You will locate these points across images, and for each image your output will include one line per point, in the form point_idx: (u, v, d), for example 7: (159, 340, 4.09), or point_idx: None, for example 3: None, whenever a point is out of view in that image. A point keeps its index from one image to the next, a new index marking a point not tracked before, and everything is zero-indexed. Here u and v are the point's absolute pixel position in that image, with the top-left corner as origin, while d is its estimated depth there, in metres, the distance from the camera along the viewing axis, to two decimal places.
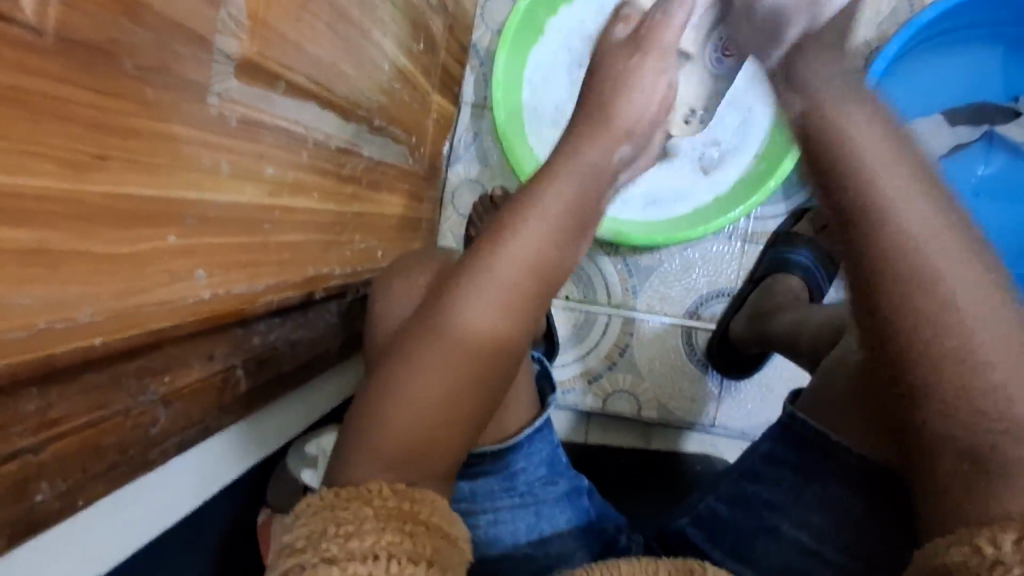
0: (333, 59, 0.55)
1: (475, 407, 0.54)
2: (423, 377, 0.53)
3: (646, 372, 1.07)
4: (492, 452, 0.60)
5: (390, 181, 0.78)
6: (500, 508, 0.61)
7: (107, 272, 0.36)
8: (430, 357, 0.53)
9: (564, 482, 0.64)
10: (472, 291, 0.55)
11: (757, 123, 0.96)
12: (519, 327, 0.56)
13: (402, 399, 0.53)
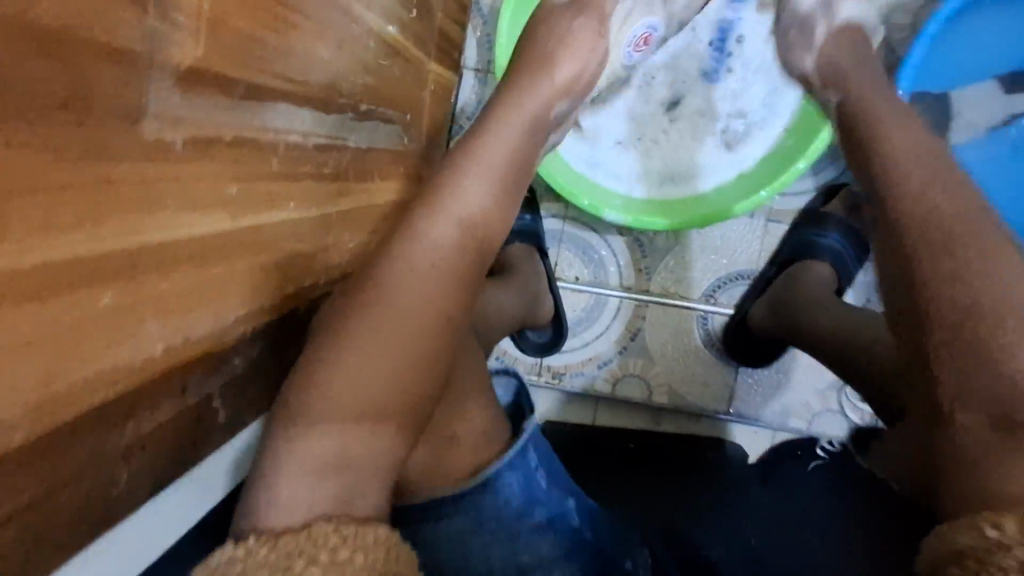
0: (306, 45, 0.47)
1: (424, 382, 0.52)
2: (365, 357, 0.50)
3: (659, 357, 1.02)
4: (459, 492, 0.56)
5: (384, 168, 0.71)
6: (473, 549, 0.57)
7: (23, 337, 0.31)
8: (373, 335, 0.51)
9: (541, 513, 0.60)
10: (410, 263, 0.54)
11: (787, 93, 0.86)
12: (458, 298, 0.55)
13: (345, 379, 0.50)
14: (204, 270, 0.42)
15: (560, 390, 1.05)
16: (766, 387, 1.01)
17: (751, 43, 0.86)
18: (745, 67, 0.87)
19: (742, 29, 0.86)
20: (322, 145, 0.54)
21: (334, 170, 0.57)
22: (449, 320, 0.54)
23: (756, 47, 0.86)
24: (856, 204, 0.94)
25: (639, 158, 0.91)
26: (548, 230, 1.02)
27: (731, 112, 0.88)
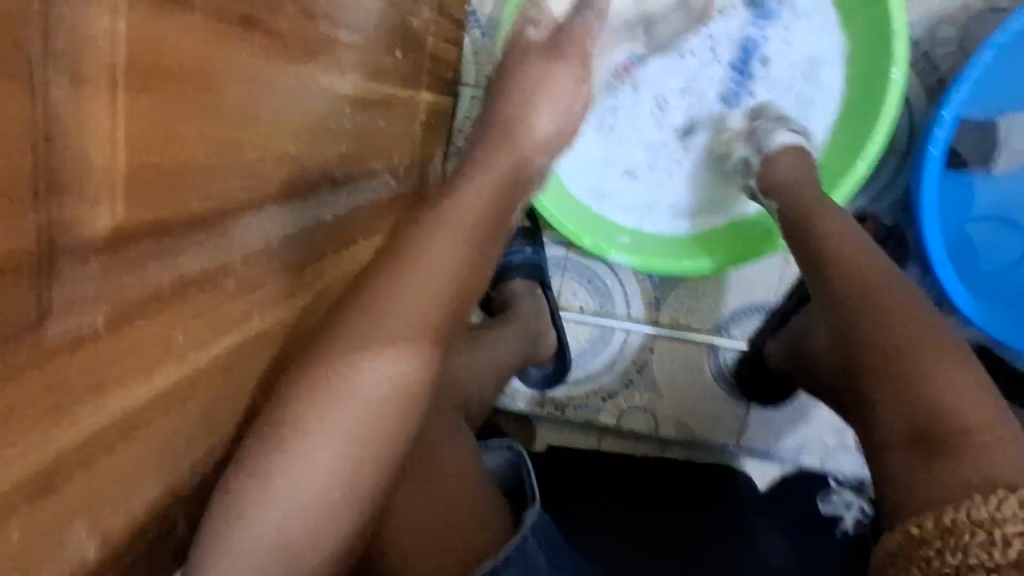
0: (266, 145, 0.40)
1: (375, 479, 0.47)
2: (319, 459, 0.45)
3: (666, 391, 0.98)
4: None
5: (365, 225, 0.64)
6: None
7: None
8: (327, 435, 0.45)
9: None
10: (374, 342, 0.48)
11: (815, 118, 0.77)
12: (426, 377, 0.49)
13: (293, 482, 0.45)
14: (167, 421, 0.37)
15: (563, 421, 1.01)
16: (776, 424, 0.97)
17: (776, 64, 0.77)
18: (770, 90, 0.78)
19: (767, 49, 0.77)
20: (291, 235, 0.48)
21: (306, 254, 0.51)
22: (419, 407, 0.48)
23: (783, 69, 0.77)
24: (885, 239, 0.87)
25: (648, 189, 0.83)
26: (551, 257, 0.96)
27: None
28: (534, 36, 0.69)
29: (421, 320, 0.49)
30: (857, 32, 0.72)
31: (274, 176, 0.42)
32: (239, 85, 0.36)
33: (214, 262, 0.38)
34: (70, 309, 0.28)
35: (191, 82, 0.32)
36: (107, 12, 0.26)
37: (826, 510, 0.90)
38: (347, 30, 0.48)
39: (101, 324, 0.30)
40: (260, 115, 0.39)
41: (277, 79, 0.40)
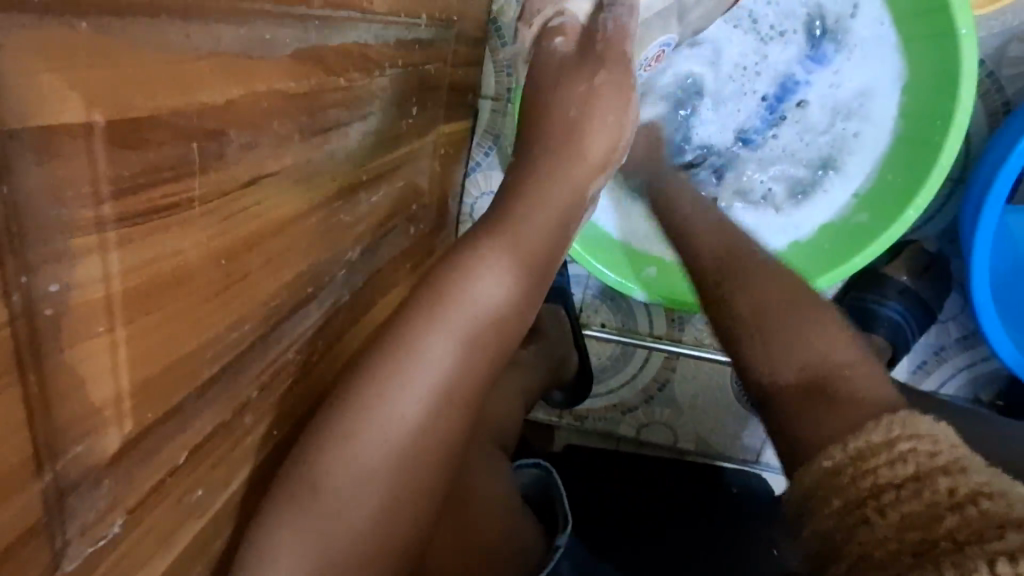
0: (277, 273, 0.38)
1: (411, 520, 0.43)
2: (354, 480, 0.41)
3: (686, 408, 0.97)
4: None
5: (385, 279, 0.62)
6: None
7: None
8: (367, 459, 0.41)
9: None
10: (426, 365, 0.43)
11: (859, 151, 0.73)
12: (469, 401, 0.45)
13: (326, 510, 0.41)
14: (193, 563, 0.38)
15: (582, 431, 1.02)
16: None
17: (815, 107, 0.74)
18: (803, 132, 0.75)
19: (807, 91, 0.74)
20: (312, 333, 0.47)
21: (326, 344, 0.50)
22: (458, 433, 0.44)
23: (821, 113, 0.74)
24: (927, 266, 0.83)
25: None
26: (574, 274, 0.94)
27: (779, 179, 0.76)
28: (563, 47, 0.57)
29: (459, 352, 0.44)
30: (915, 67, 0.67)
31: (289, 296, 0.41)
32: (248, 242, 0.34)
33: (230, 407, 0.37)
34: (87, 531, 0.28)
35: (196, 275, 0.30)
36: (101, 258, 0.24)
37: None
38: (359, 119, 0.45)
39: (120, 529, 0.30)
40: (272, 254, 0.37)
41: (287, 212, 0.37)
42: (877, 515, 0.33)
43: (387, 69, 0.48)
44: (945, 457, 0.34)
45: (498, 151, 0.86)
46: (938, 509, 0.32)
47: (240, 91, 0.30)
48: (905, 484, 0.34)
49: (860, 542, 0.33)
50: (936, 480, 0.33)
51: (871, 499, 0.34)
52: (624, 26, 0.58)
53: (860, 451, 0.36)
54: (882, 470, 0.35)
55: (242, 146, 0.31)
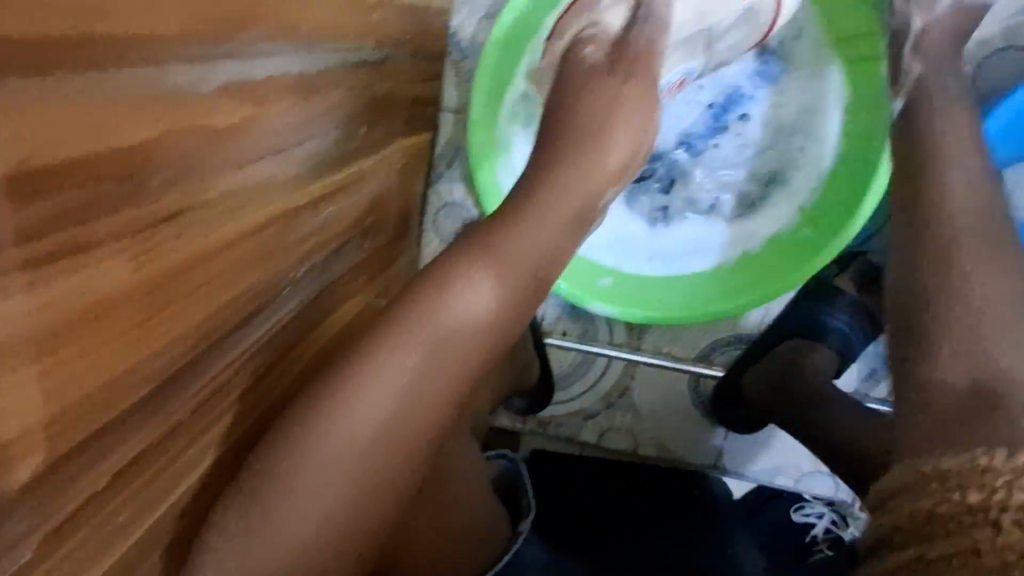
0: (212, 295, 0.39)
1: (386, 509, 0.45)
2: (329, 468, 0.42)
3: (647, 415, 0.99)
4: None
5: (344, 290, 0.63)
6: None
7: None
8: (346, 446, 0.42)
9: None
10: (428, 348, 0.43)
11: (802, 165, 0.76)
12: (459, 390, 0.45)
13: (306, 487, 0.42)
14: None
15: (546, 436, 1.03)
16: (754, 445, 0.99)
17: (756, 122, 0.76)
18: (743, 146, 0.77)
19: (750, 105, 0.76)
20: (254, 353, 0.48)
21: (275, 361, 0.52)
22: (433, 430, 0.45)
23: (761, 128, 0.76)
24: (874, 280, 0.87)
25: (622, 224, 0.82)
26: None
27: (726, 191, 0.79)
28: (593, 55, 0.58)
29: (446, 351, 0.44)
30: (854, 84, 0.71)
31: (225, 320, 0.42)
32: (173, 273, 0.35)
33: (158, 430, 0.38)
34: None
35: (108, 311, 0.31)
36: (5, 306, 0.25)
37: (798, 520, 0.95)
38: (299, 144, 0.46)
39: (32, 554, 0.31)
40: (202, 283, 0.38)
41: (216, 242, 0.38)
42: (904, 541, 0.38)
43: (331, 92, 0.49)
44: (1017, 505, 0.35)
45: (461, 163, 0.88)
46: (963, 556, 0.35)
47: (162, 131, 0.31)
48: (952, 522, 0.37)
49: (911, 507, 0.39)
50: (984, 529, 0.35)
51: (910, 525, 0.39)
52: (655, 41, 0.59)
53: (922, 480, 0.40)
54: (936, 503, 0.38)
55: (160, 184, 0.32)
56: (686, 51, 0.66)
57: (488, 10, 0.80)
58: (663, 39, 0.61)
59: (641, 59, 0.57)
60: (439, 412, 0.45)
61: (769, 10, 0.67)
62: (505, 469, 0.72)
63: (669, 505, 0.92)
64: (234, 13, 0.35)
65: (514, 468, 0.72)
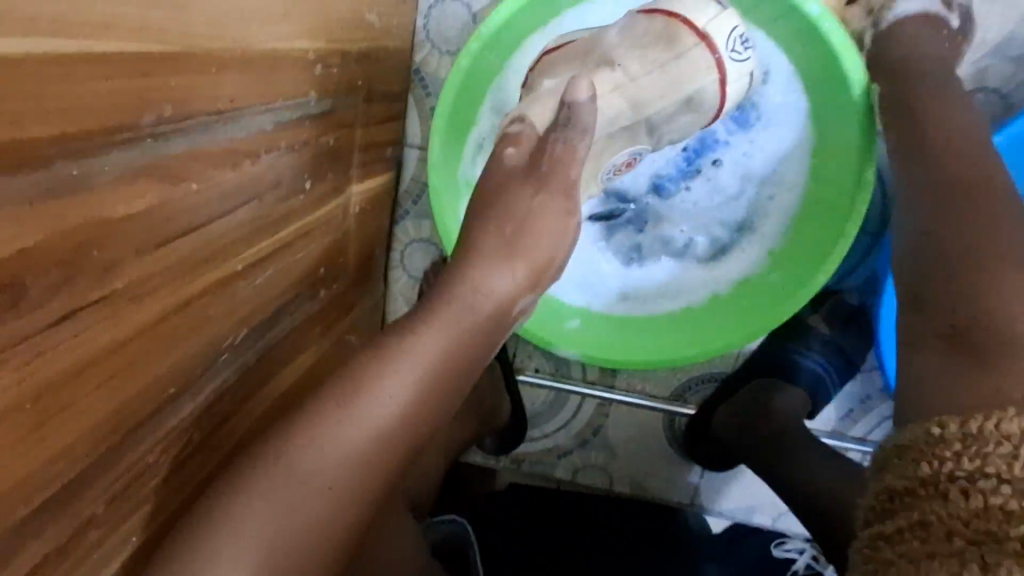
0: (126, 382, 0.38)
1: (330, 549, 0.47)
2: (283, 506, 0.45)
3: (620, 452, 0.97)
4: None
5: (290, 344, 0.62)
6: None
7: None
8: (303, 485, 0.46)
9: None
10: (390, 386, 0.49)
11: (773, 210, 0.74)
12: (418, 420, 0.50)
13: (264, 521, 0.45)
14: None
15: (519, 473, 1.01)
16: (726, 479, 0.97)
17: (727, 165, 0.74)
18: (715, 190, 0.75)
19: (722, 148, 0.74)
20: (184, 427, 0.46)
21: (209, 430, 0.50)
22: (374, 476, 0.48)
23: (733, 172, 0.74)
24: (846, 318, 0.85)
25: (591, 264, 0.79)
26: None
27: (697, 234, 0.77)
28: (514, 158, 0.55)
29: (401, 394, 0.49)
30: (826, 132, 0.70)
31: (142, 404, 0.40)
32: (71, 373, 0.33)
33: (69, 525, 0.37)
34: None
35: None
36: None
37: (777, 555, 0.91)
38: (228, 213, 0.44)
39: None
40: (110, 374, 0.36)
41: (127, 330, 0.36)
42: (878, 515, 0.44)
43: (265, 156, 0.47)
44: (963, 474, 0.40)
45: (426, 200, 0.86)
46: (918, 526, 0.41)
47: (47, 235, 0.29)
48: (912, 496, 0.42)
49: (894, 491, 0.44)
50: (937, 500, 0.41)
51: (880, 502, 0.44)
52: (574, 148, 0.54)
53: (889, 461, 0.46)
54: (899, 479, 0.44)
55: (48, 287, 0.30)
56: (625, 139, 0.63)
57: (452, 48, 0.78)
58: (585, 143, 0.54)
59: (557, 170, 0.54)
60: (384, 454, 0.49)
61: (712, 94, 0.62)
62: (453, 530, 0.79)
63: (641, 539, 0.89)
64: (136, 98, 0.33)
65: (462, 532, 0.79)
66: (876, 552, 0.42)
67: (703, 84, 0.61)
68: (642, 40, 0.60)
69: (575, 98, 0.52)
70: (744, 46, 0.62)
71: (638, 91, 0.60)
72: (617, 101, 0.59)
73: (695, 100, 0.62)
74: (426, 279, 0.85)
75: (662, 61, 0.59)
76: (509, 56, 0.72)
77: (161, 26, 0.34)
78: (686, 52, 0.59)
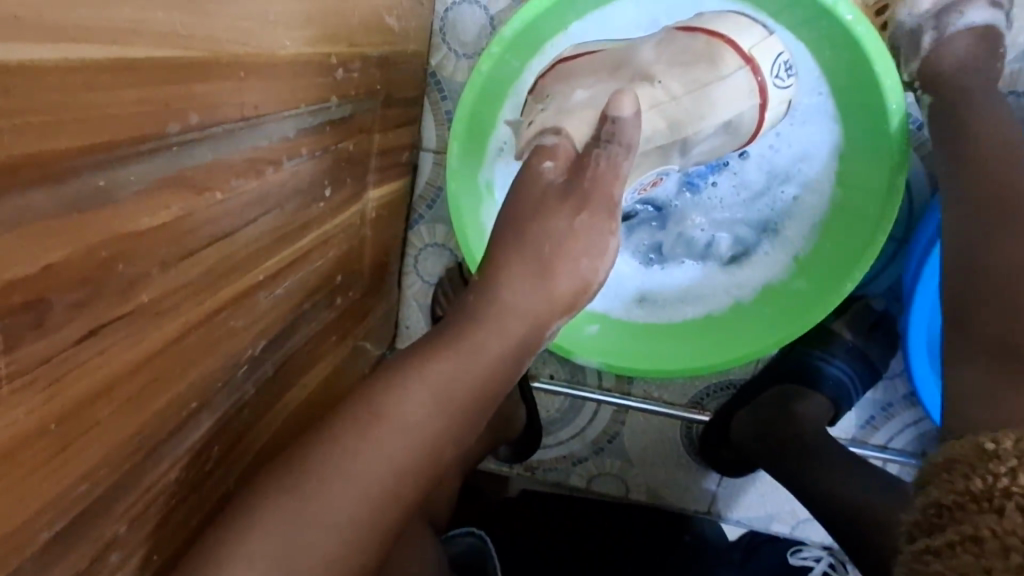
0: (150, 398, 0.36)
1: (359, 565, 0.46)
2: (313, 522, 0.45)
3: (636, 461, 0.95)
4: None
5: (307, 355, 0.61)
6: None
7: None
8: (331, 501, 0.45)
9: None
10: (414, 401, 0.48)
11: (798, 211, 0.73)
12: (445, 433, 0.49)
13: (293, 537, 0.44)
14: None
15: (533, 481, 1.00)
16: (740, 487, 0.95)
17: (753, 163, 0.73)
18: (739, 187, 0.74)
19: (749, 145, 0.72)
20: (204, 443, 0.45)
21: (227, 446, 0.48)
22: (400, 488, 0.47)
23: (758, 170, 0.73)
24: (872, 324, 0.83)
25: (613, 263, 0.78)
26: None
27: (720, 233, 0.76)
28: (551, 172, 0.52)
29: (426, 406, 0.48)
30: (855, 134, 0.69)
31: (163, 420, 0.39)
32: (94, 394, 0.31)
33: (90, 549, 0.35)
34: None
35: (18, 450, 0.28)
36: None
37: (795, 563, 0.89)
38: (249, 224, 0.43)
39: None
40: (131, 394, 0.35)
41: (152, 345, 0.35)
42: (926, 529, 0.43)
43: (287, 164, 0.46)
44: (1018, 489, 0.39)
45: (441, 205, 0.84)
46: (970, 541, 0.39)
47: (73, 250, 0.28)
48: (963, 511, 0.41)
49: (946, 501, 0.42)
50: (990, 516, 0.39)
51: (928, 517, 0.43)
52: (617, 165, 0.51)
53: (938, 478, 0.45)
54: (948, 494, 0.43)
55: (71, 306, 0.28)
56: (657, 158, 0.60)
57: (470, 51, 0.77)
58: (627, 161, 0.51)
59: (599, 187, 0.51)
60: (411, 466, 0.48)
61: (751, 118, 0.62)
62: (471, 542, 0.79)
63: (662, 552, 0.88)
64: (162, 109, 0.32)
65: (481, 543, 0.79)
66: (926, 567, 0.41)
67: (743, 109, 0.60)
68: (683, 58, 0.59)
69: (619, 114, 0.49)
70: (787, 72, 0.63)
71: (677, 109, 0.57)
72: (656, 119, 0.57)
73: (741, 120, 0.61)
74: (443, 289, 0.85)
75: (705, 82, 0.58)
76: (531, 56, 0.70)
77: (186, 33, 0.32)
78: (730, 74, 0.58)
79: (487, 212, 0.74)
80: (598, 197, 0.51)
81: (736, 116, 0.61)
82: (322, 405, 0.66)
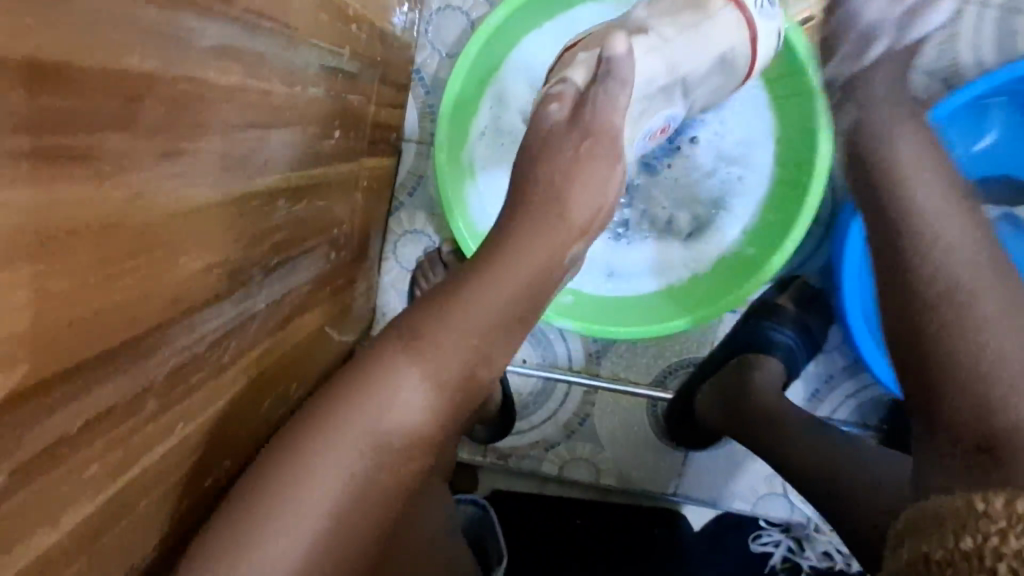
0: (195, 256, 0.40)
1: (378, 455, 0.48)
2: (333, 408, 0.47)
3: (606, 444, 0.99)
4: None
5: (306, 299, 0.64)
6: None
7: None
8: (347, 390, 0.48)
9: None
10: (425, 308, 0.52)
11: (743, 190, 0.83)
12: None
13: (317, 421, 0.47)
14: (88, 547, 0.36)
15: (507, 471, 1.02)
16: (731, 469, 1.00)
17: (702, 147, 0.83)
18: (692, 169, 0.84)
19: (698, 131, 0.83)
20: (222, 334, 0.47)
21: (241, 351, 0.51)
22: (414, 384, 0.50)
23: (707, 154, 0.84)
24: (810, 298, 0.92)
25: None
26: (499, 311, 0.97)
27: (678, 211, 0.85)
28: (557, 113, 0.58)
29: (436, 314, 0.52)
30: (787, 120, 0.80)
31: (200, 288, 0.42)
32: (158, 220, 0.35)
33: (132, 388, 0.37)
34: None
35: (111, 228, 0.31)
36: (14, 185, 0.25)
37: (756, 550, 0.97)
38: (279, 129, 0.47)
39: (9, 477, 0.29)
40: (181, 243, 0.38)
41: (201, 201, 0.39)
42: None
43: (306, 91, 0.51)
44: (1010, 550, 0.35)
45: (422, 191, 0.91)
46: None
47: (161, 72, 0.33)
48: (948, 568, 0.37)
49: (935, 553, 0.39)
50: None
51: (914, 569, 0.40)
52: (614, 99, 0.57)
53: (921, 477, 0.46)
54: (937, 547, 0.39)
55: (154, 122, 0.33)
56: (663, 99, 0.68)
57: (450, 50, 0.85)
58: (624, 95, 0.58)
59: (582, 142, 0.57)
60: None
61: (743, 53, 0.69)
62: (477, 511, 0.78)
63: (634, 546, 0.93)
64: None
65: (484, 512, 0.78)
66: None
67: (736, 43, 0.67)
68: (674, 5, 0.66)
69: (612, 53, 0.57)
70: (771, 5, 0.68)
71: (673, 51, 0.65)
72: (657, 62, 0.64)
73: (733, 59, 0.69)
74: (423, 271, 0.90)
75: (696, 21, 0.65)
76: (512, 48, 0.78)
77: None
78: (717, 12, 0.65)
79: (472, 189, 0.81)
80: (600, 127, 0.57)
81: (727, 52, 0.68)
82: (313, 357, 0.68)
